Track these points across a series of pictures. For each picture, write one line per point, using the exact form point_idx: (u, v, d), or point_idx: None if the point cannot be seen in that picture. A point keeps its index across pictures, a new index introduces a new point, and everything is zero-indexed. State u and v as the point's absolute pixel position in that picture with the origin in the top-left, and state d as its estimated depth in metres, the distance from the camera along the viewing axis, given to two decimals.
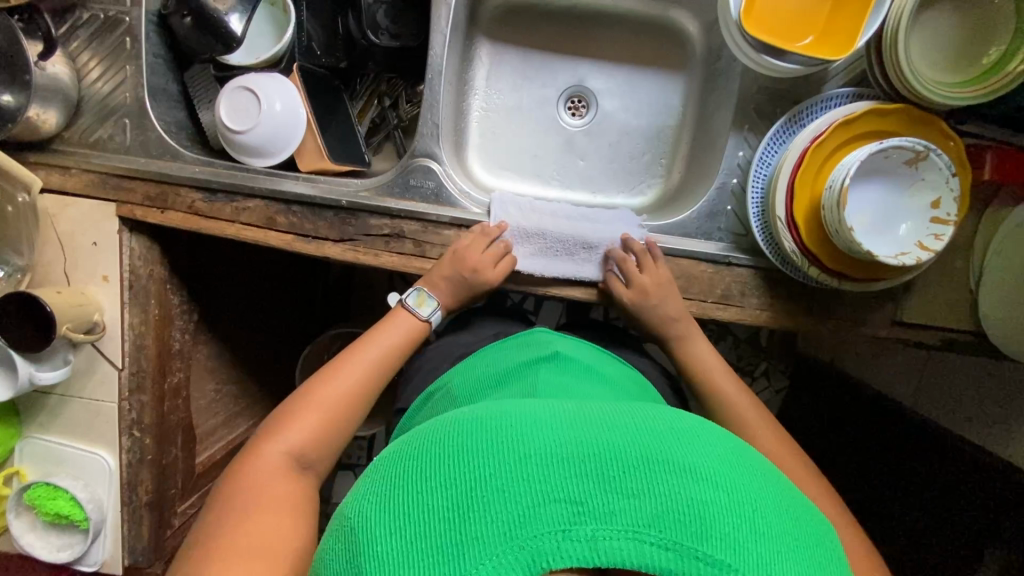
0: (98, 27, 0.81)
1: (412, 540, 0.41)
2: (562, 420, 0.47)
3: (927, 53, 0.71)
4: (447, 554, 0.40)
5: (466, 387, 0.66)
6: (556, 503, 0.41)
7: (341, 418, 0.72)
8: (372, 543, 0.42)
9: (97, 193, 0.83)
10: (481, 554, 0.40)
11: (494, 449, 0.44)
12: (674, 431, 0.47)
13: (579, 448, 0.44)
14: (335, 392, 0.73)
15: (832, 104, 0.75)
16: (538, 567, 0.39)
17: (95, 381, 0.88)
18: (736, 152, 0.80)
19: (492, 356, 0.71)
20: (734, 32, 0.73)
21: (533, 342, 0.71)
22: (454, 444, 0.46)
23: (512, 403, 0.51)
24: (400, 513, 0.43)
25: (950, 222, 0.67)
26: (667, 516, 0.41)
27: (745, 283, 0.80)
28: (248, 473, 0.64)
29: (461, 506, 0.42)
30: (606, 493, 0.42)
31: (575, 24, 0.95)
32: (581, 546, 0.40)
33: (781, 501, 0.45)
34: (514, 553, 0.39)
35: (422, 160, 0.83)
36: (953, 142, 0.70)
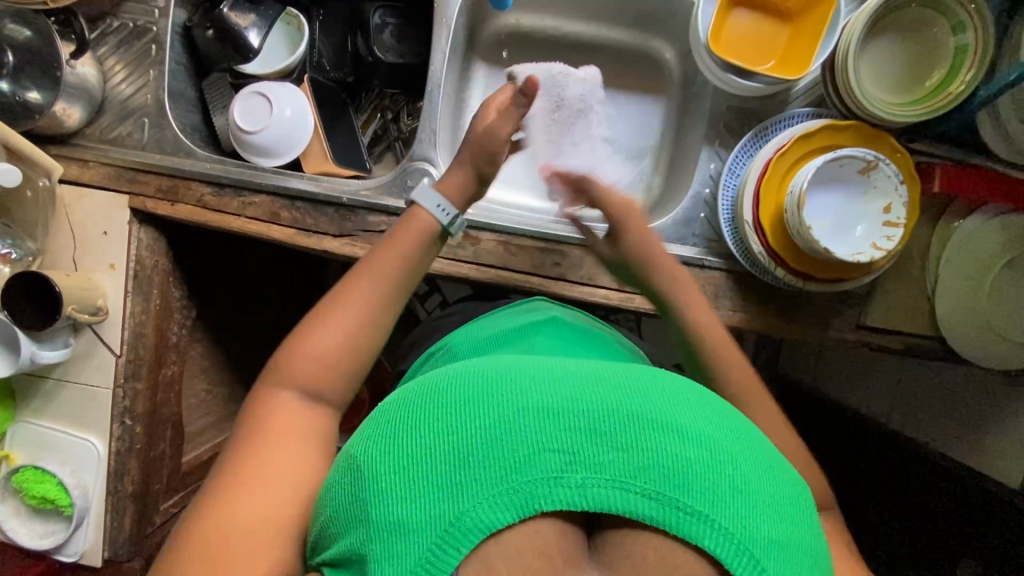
0: (127, 35, 0.88)
1: (411, 479, 0.42)
2: (561, 376, 0.47)
3: (877, 78, 0.79)
4: (446, 494, 0.42)
5: (466, 345, 0.75)
6: (548, 453, 0.42)
7: (355, 338, 0.65)
8: (372, 479, 0.44)
9: (113, 185, 0.88)
10: (477, 495, 0.41)
11: (491, 399, 0.45)
12: (668, 390, 0.47)
13: (573, 402, 0.44)
14: (346, 316, 0.65)
15: (793, 122, 0.82)
16: (530, 509, 0.41)
17: (93, 367, 0.91)
18: (708, 164, 0.87)
19: (494, 319, 0.79)
20: (703, 54, 0.80)
21: (532, 309, 0.80)
22: (452, 393, 0.47)
23: (514, 359, 0.51)
24: (399, 452, 0.44)
25: (900, 224, 0.73)
26: (655, 468, 0.42)
27: (718, 285, 0.85)
28: (260, 416, 0.61)
29: (458, 450, 0.43)
30: (597, 446, 0.43)
31: (564, 49, 1.02)
32: (571, 492, 0.42)
33: (769, 463, 0.46)
34: (507, 495, 0.41)
35: (419, 164, 0.89)
36: (900, 154, 0.77)
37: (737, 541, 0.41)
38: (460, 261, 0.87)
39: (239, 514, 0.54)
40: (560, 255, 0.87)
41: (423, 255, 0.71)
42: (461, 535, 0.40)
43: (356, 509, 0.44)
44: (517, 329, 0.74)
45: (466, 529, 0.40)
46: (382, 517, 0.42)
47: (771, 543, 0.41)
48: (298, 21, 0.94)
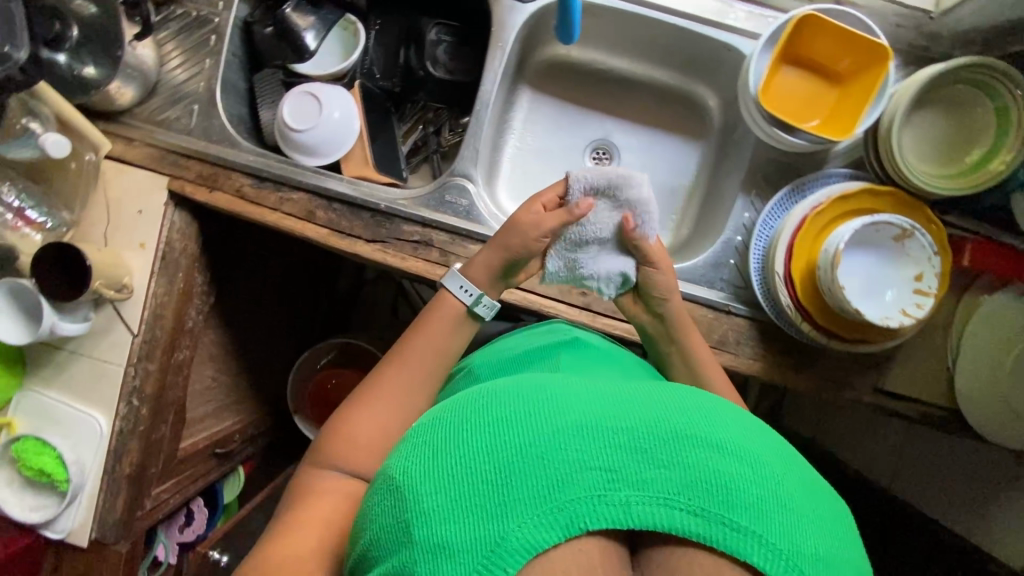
0: (188, 23, 0.89)
1: (455, 498, 0.42)
2: (596, 395, 0.48)
3: (918, 148, 0.80)
4: (490, 512, 0.42)
5: (488, 365, 0.75)
6: (591, 471, 0.42)
7: (393, 417, 0.69)
8: (415, 500, 0.44)
9: (153, 166, 0.88)
10: (522, 513, 0.41)
11: (529, 416, 0.45)
12: (702, 407, 0.48)
13: (612, 420, 0.45)
14: (387, 401, 0.70)
15: (830, 181, 0.83)
16: (576, 528, 0.41)
17: (108, 343, 0.91)
18: (743, 213, 0.88)
19: (519, 341, 0.79)
20: (751, 107, 0.81)
21: (555, 330, 0.81)
22: (490, 412, 0.47)
23: (546, 377, 0.51)
24: (442, 472, 0.44)
25: (931, 293, 0.74)
26: (698, 487, 0.42)
27: (741, 332, 0.86)
28: (300, 495, 0.64)
29: (501, 467, 0.43)
30: (638, 463, 0.43)
31: (609, 85, 1.04)
32: (616, 509, 0.42)
33: (805, 476, 0.47)
34: (552, 513, 0.41)
35: (458, 179, 0.90)
36: (934, 225, 0.78)
37: (785, 557, 0.41)
38: None
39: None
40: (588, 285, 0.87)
41: (459, 333, 0.75)
42: (508, 554, 0.40)
43: (399, 530, 0.43)
44: (540, 349, 0.75)
45: (512, 549, 0.40)
46: (426, 537, 0.41)
47: (817, 559, 0.42)
48: (353, 28, 0.94)
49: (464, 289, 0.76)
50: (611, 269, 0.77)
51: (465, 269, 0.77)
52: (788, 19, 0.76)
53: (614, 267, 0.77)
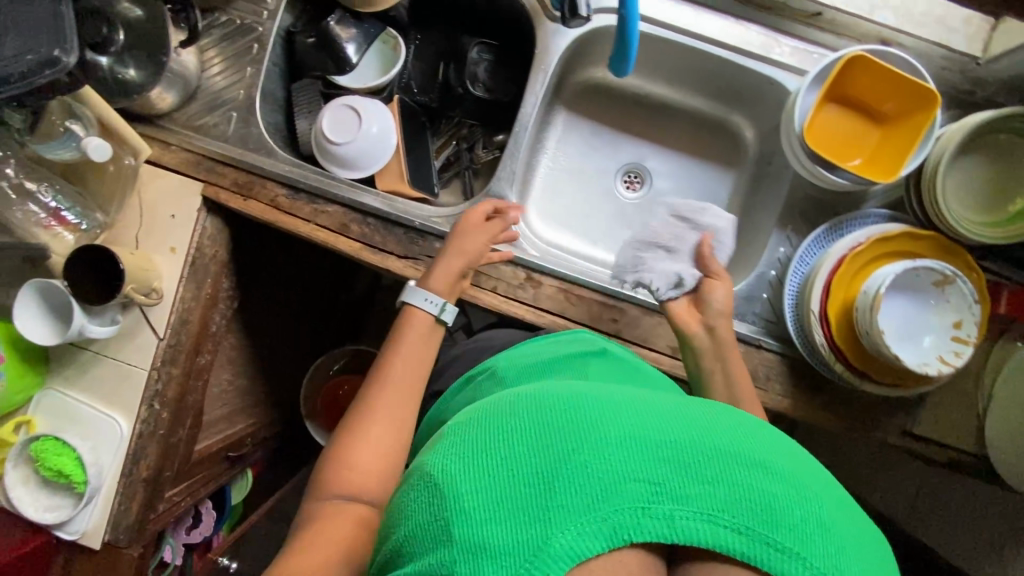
0: (232, 30, 0.89)
1: (495, 500, 0.41)
2: (637, 405, 0.46)
3: (961, 192, 0.79)
4: (531, 517, 0.40)
5: (513, 368, 0.72)
6: (635, 483, 0.41)
7: (386, 434, 0.69)
8: (453, 499, 0.42)
9: (189, 171, 0.88)
10: (565, 520, 0.39)
11: (572, 423, 0.44)
12: (744, 426, 0.46)
13: (656, 432, 0.43)
14: (386, 420, 0.69)
15: (868, 222, 0.83)
16: (619, 538, 0.40)
17: (134, 346, 0.90)
18: (777, 248, 0.88)
19: (545, 348, 0.76)
20: (795, 143, 0.80)
21: (580, 339, 0.78)
22: (532, 417, 0.45)
23: (584, 385, 0.50)
24: (483, 472, 0.42)
25: (970, 342, 0.73)
26: (743, 506, 0.41)
27: (771, 368, 0.85)
28: (301, 533, 0.63)
29: (544, 471, 0.41)
30: (683, 478, 0.41)
31: (644, 111, 1.04)
32: (660, 523, 0.40)
33: (843, 502, 0.45)
34: (595, 522, 0.39)
35: (493, 200, 0.90)
36: (975, 273, 0.77)
37: None
38: (518, 302, 0.87)
39: None
40: (619, 312, 0.87)
41: (431, 344, 0.78)
42: (549, 562, 0.38)
43: (434, 530, 0.42)
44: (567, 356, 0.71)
45: (554, 557, 0.39)
46: (464, 538, 0.40)
47: None
48: (394, 42, 0.94)
49: (428, 300, 0.78)
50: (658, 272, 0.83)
51: (424, 282, 0.80)
52: (837, 58, 0.76)
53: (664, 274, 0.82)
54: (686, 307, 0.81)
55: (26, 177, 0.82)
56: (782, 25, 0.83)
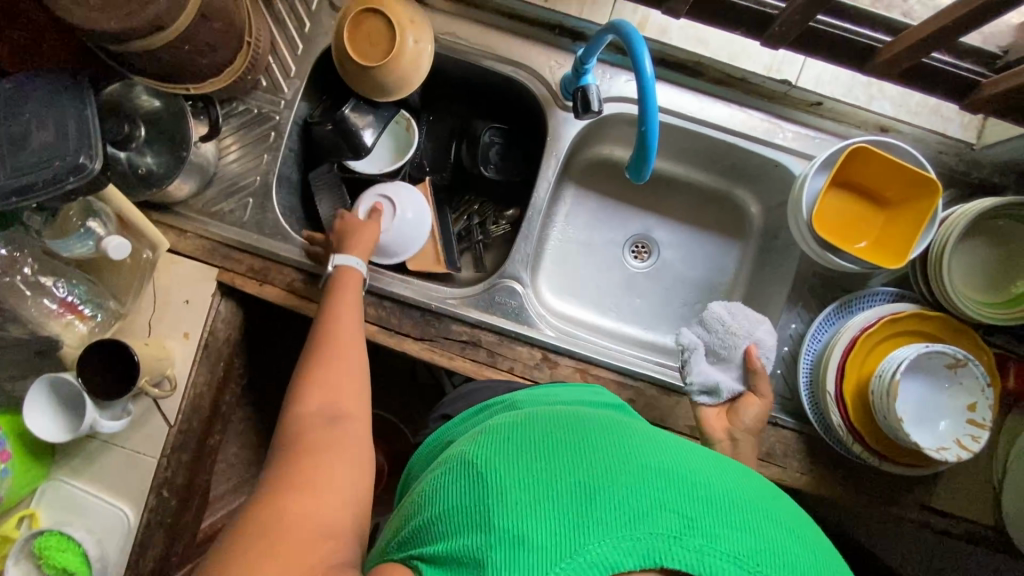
0: (249, 119, 0.91)
1: (536, 497, 0.42)
2: (675, 445, 0.48)
3: (964, 272, 0.81)
4: (566, 520, 0.40)
5: (535, 400, 0.65)
6: (668, 511, 0.41)
7: (355, 367, 0.73)
8: (493, 490, 0.43)
9: (205, 257, 0.89)
10: (599, 530, 0.40)
11: (612, 445, 0.46)
12: (772, 491, 0.47)
13: (694, 471, 0.44)
14: (344, 353, 0.74)
15: (876, 300, 0.85)
16: (651, 560, 0.39)
17: (143, 434, 0.88)
18: (789, 324, 0.89)
19: (561, 391, 0.68)
20: (804, 230, 0.83)
21: (599, 393, 0.71)
22: (577, 434, 0.47)
23: (625, 421, 0.52)
24: (526, 472, 0.44)
25: (986, 425, 0.74)
26: (770, 558, 0.40)
27: (788, 445, 0.86)
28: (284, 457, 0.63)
29: (584, 484, 0.42)
30: (717, 516, 0.41)
31: (649, 184, 1.06)
32: (691, 555, 0.39)
33: None
34: (628, 539, 0.39)
35: (508, 281, 0.91)
36: (985, 354, 0.79)
37: None
38: (535, 382, 0.87)
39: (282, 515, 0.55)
40: (636, 391, 0.87)
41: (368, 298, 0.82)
42: (578, 568, 0.39)
43: (470, 513, 0.43)
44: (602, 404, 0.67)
45: (584, 562, 0.39)
46: (501, 526, 0.41)
47: None
48: (407, 123, 0.96)
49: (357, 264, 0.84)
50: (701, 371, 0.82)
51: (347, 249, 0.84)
52: (841, 148, 0.79)
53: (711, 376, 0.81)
54: (711, 410, 0.82)
55: (42, 271, 0.82)
56: (784, 111, 0.87)
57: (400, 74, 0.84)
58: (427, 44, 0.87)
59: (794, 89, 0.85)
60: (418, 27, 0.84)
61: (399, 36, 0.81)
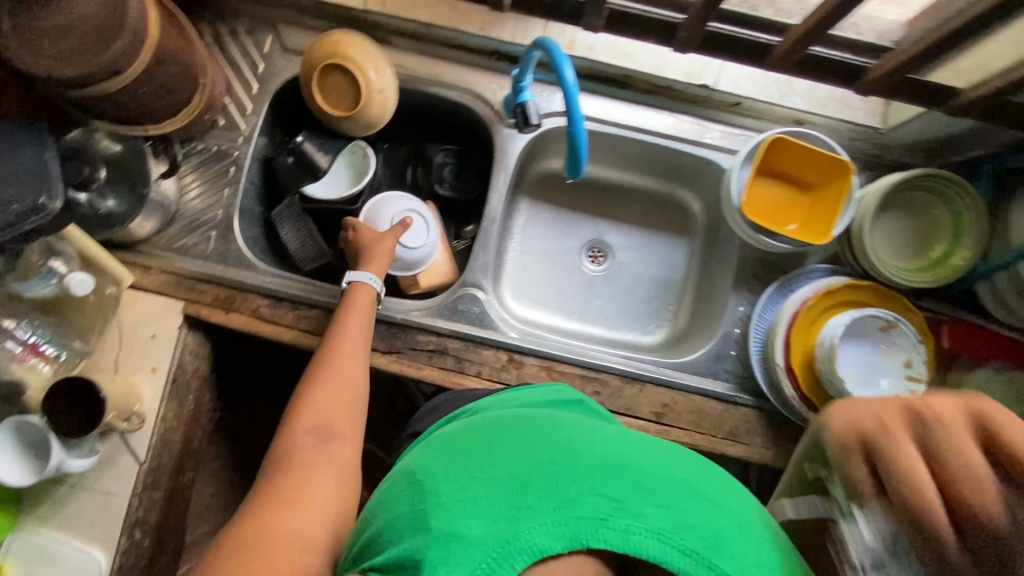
0: (209, 156, 0.95)
1: (474, 498, 0.47)
2: (607, 439, 0.53)
3: (890, 245, 0.88)
4: (503, 515, 0.45)
5: (488, 402, 0.70)
6: (597, 497, 0.46)
7: (352, 391, 0.76)
8: (435, 495, 0.47)
9: (170, 292, 0.90)
10: (532, 521, 0.45)
11: (548, 445, 0.51)
12: (697, 467, 0.53)
13: (620, 459, 0.50)
14: (348, 367, 0.77)
15: (814, 277, 0.91)
16: (579, 542, 0.45)
17: (113, 473, 0.87)
18: (737, 306, 0.94)
19: (520, 394, 0.72)
20: (736, 216, 0.89)
21: (559, 391, 0.74)
22: (514, 438, 0.52)
23: (562, 419, 0.57)
24: (464, 476, 0.48)
25: (922, 379, 0.80)
26: (690, 528, 0.46)
27: (749, 422, 0.89)
28: (275, 476, 0.66)
29: (519, 479, 0.47)
30: (640, 497, 0.47)
31: (598, 192, 1.12)
32: (616, 534, 0.45)
33: (789, 553, 0.49)
34: (559, 525, 0.45)
35: (470, 289, 0.95)
36: (916, 315, 0.85)
37: None
38: (503, 383, 0.90)
39: (271, 532, 0.59)
40: (600, 383, 0.90)
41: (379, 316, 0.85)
42: (514, 556, 0.44)
43: (414, 518, 0.47)
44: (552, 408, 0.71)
45: (520, 549, 0.44)
46: (441, 527, 0.45)
47: None
48: (362, 151, 0.98)
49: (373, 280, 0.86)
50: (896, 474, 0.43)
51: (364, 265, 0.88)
52: (760, 139, 0.86)
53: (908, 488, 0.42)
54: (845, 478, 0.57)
55: (2, 315, 0.81)
56: (709, 114, 0.94)
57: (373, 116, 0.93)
58: (389, 70, 0.92)
59: (715, 92, 0.93)
60: (377, 61, 0.90)
61: (362, 87, 0.89)
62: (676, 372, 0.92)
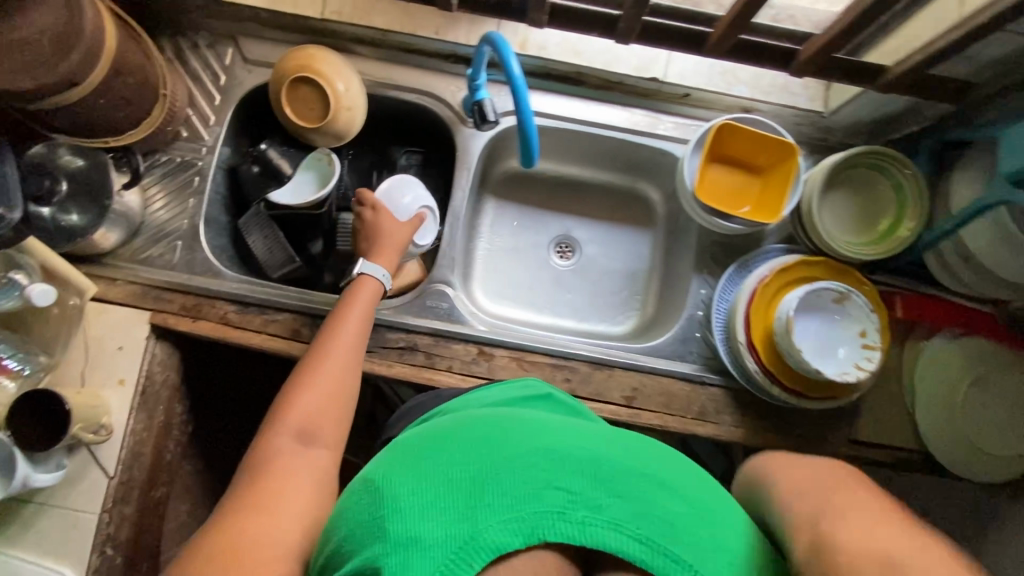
0: (173, 168, 0.96)
1: (432, 500, 0.48)
2: (565, 430, 0.55)
3: (839, 222, 0.92)
4: (460, 515, 0.47)
5: (454, 402, 0.72)
6: (554, 491, 0.48)
7: (340, 391, 0.76)
8: (393, 500, 0.48)
9: (136, 302, 0.90)
10: (491, 520, 0.47)
11: (505, 439, 0.52)
12: (655, 453, 0.55)
13: (577, 450, 0.52)
14: (338, 367, 0.77)
15: (770, 256, 0.94)
16: (536, 537, 0.47)
17: (82, 489, 0.86)
18: (699, 289, 0.96)
19: (486, 392, 0.73)
20: (690, 200, 0.92)
21: (525, 386, 0.76)
22: (472, 434, 0.53)
23: (520, 412, 0.57)
24: (423, 478, 0.49)
25: (877, 346, 0.83)
26: (644, 516, 0.48)
27: (717, 401, 0.91)
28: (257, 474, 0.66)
29: (476, 479, 0.49)
30: (596, 489, 0.49)
31: (562, 188, 1.15)
32: (572, 526, 0.47)
33: (745, 535, 0.51)
34: (517, 522, 0.47)
35: (438, 286, 0.96)
36: (867, 286, 0.88)
37: None
38: (474, 376, 0.91)
39: (249, 531, 0.59)
40: (570, 371, 0.91)
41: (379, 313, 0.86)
42: (473, 554, 0.45)
43: (374, 525, 0.48)
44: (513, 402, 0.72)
45: (479, 547, 0.46)
46: (399, 532, 0.46)
47: None
48: (328, 158, 0.99)
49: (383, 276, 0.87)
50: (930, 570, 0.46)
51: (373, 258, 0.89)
52: (708, 126, 0.89)
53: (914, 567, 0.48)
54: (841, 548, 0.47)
55: None
56: (661, 106, 0.98)
57: (342, 126, 0.95)
58: (356, 83, 0.95)
59: (665, 85, 0.97)
60: (345, 74, 0.93)
61: (332, 99, 0.92)
62: (644, 355, 0.94)
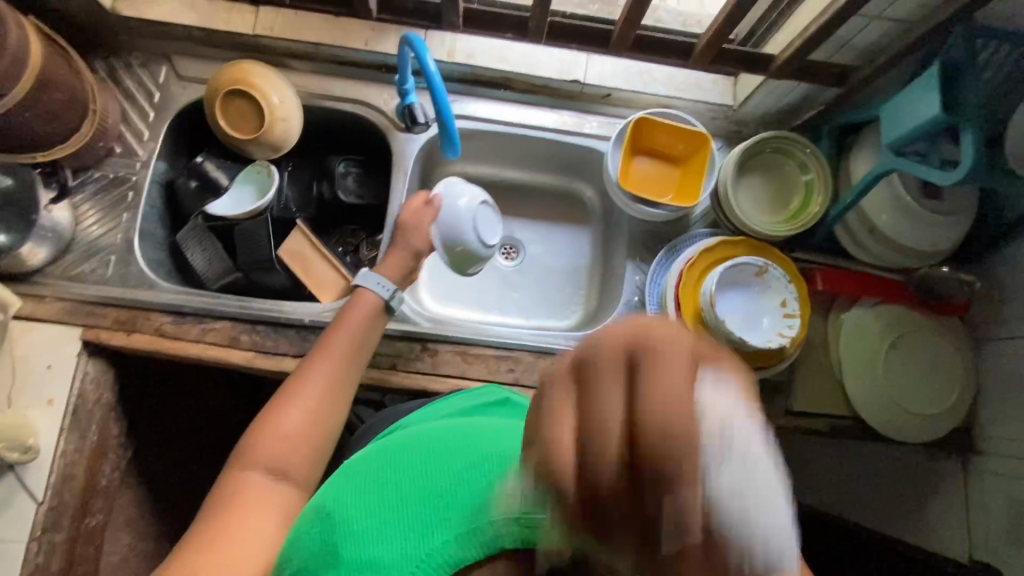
0: (106, 183, 0.96)
1: (386, 520, 0.46)
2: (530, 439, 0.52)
3: (754, 205, 0.98)
4: (415, 533, 0.44)
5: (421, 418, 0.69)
6: None
7: (318, 415, 0.71)
8: (346, 525, 0.47)
9: (67, 318, 0.88)
10: (445, 533, 0.43)
11: (463, 453, 0.50)
12: None
13: None
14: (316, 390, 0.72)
15: (696, 240, 0.99)
16: (494, 546, 0.41)
17: (8, 517, 0.83)
18: (634, 276, 1.01)
19: (457, 400, 0.73)
20: (615, 189, 0.97)
21: (489, 393, 0.76)
22: (431, 451, 0.51)
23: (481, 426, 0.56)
24: (377, 500, 0.47)
25: (796, 314, 0.88)
26: None
27: None
28: (226, 502, 0.62)
29: (432, 496, 0.46)
30: None
31: (503, 191, 1.18)
32: None
33: None
34: (473, 532, 0.42)
35: None
36: (785, 260, 0.93)
37: None
38: (418, 372, 0.92)
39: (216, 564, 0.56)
40: (513, 361, 0.93)
41: (373, 329, 0.82)
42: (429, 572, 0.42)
43: (326, 553, 0.46)
44: (483, 408, 0.71)
45: (437, 564, 0.42)
46: (352, 556, 0.45)
47: None
48: (267, 169, 1.00)
49: (381, 285, 0.84)
50: (723, 406, 0.25)
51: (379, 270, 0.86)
52: (625, 123, 0.95)
53: (727, 412, 0.25)
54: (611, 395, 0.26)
55: None
56: (585, 107, 1.05)
57: (279, 136, 0.97)
58: (291, 96, 0.98)
59: (587, 87, 1.03)
60: (280, 86, 0.96)
61: (267, 110, 0.94)
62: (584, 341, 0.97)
